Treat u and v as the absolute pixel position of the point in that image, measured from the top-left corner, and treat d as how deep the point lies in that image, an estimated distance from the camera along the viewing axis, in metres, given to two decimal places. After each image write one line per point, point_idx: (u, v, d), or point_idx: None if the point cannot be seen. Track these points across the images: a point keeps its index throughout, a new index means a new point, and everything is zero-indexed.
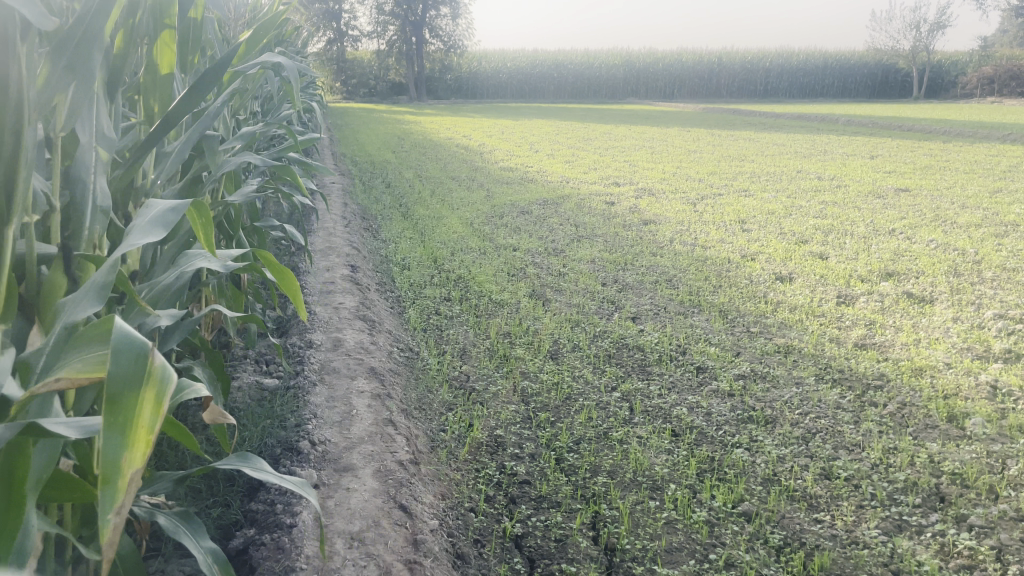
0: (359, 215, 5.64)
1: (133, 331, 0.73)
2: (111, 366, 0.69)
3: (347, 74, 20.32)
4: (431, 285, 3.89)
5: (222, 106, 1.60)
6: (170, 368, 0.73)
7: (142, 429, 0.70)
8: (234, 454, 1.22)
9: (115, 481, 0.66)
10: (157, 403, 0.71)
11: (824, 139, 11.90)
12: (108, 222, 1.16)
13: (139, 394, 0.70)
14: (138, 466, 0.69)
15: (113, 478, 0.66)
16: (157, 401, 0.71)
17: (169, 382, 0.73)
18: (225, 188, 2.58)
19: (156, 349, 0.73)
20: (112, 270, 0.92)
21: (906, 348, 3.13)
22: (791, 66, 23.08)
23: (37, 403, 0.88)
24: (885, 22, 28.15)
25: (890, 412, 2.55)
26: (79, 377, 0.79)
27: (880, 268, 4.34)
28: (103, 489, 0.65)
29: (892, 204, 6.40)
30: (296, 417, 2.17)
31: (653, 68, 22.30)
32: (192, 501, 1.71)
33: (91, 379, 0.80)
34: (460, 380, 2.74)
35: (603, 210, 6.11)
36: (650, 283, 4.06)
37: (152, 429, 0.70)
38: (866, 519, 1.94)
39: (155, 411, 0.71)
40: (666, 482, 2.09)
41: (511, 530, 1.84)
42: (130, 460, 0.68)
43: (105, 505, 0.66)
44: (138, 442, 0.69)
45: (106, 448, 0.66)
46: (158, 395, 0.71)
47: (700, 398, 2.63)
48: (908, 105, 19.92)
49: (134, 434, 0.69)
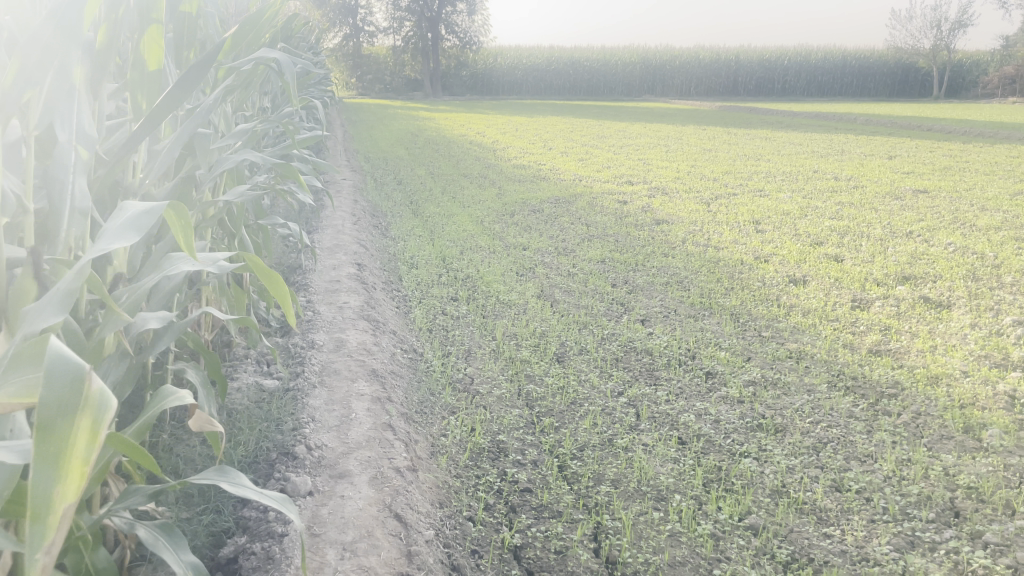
0: (368, 212, 5.61)
1: (69, 356, 0.67)
2: (42, 389, 0.63)
3: (362, 70, 20.42)
4: (438, 284, 3.85)
5: (217, 102, 1.56)
6: (111, 394, 0.67)
7: (77, 459, 0.62)
8: (213, 468, 1.19)
9: (44, 516, 0.59)
10: (93, 432, 0.64)
11: (842, 138, 11.77)
12: (86, 224, 1.12)
13: (73, 422, 0.63)
14: (72, 501, 0.61)
15: (42, 513, 0.59)
16: (93, 429, 0.64)
17: (109, 412, 0.66)
18: (226, 185, 2.55)
19: (95, 373, 0.67)
20: (76, 278, 0.87)
21: (922, 355, 3.06)
22: (810, 64, 22.85)
23: None
24: (906, 20, 27.80)
25: (903, 421, 2.48)
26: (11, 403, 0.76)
27: (896, 271, 4.26)
28: (29, 525, 0.58)
29: (910, 205, 6.29)
30: (293, 421, 2.14)
31: (669, 66, 22.13)
32: (186, 507, 1.68)
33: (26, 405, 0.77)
34: (463, 382, 2.69)
35: (615, 209, 6.05)
36: (660, 284, 4.00)
37: (87, 460, 0.63)
38: (878, 534, 1.88)
39: (92, 440, 0.64)
40: (670, 493, 2.03)
41: (509, 540, 1.79)
42: (62, 494, 0.60)
43: (35, 545, 0.58)
44: (73, 474, 0.62)
45: (35, 480, 0.58)
46: (94, 423, 0.64)
47: (708, 404, 2.57)
48: (927, 104, 19.64)
49: (67, 464, 0.61)
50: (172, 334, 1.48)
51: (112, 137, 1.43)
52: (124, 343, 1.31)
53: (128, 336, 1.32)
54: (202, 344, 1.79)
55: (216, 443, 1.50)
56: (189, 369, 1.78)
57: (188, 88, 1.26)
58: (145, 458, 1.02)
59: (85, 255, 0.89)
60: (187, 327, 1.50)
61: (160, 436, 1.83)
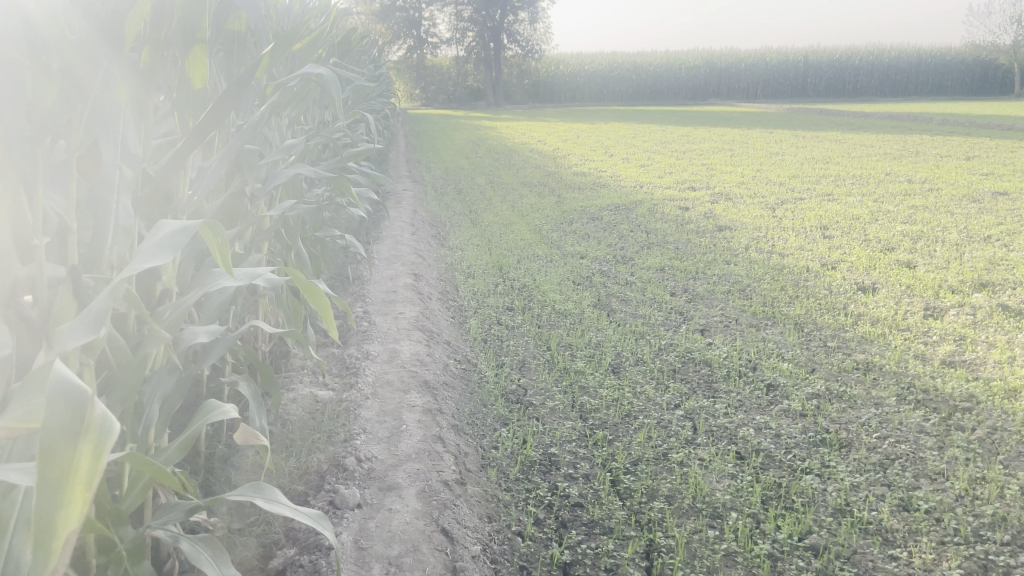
0: (428, 222, 5.66)
1: (74, 380, 0.68)
2: (45, 415, 0.63)
3: (425, 81, 20.78)
4: (494, 294, 3.84)
5: (262, 120, 1.59)
6: (113, 418, 0.67)
7: (79, 483, 0.62)
8: (249, 484, 1.20)
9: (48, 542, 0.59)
10: (95, 457, 0.64)
11: (915, 139, 11.37)
12: (129, 242, 1.17)
13: (73, 448, 0.63)
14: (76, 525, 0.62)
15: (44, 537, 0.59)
16: (95, 455, 0.64)
17: (111, 435, 0.67)
18: (282, 197, 2.58)
19: (98, 399, 0.67)
20: (107, 299, 0.89)
21: (1000, 366, 2.90)
22: (882, 63, 22.15)
23: (21, 443, 0.91)
24: (985, 15, 26.71)
25: (978, 436, 2.35)
26: (18, 426, 0.75)
27: (973, 278, 4.08)
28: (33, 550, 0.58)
29: (989, 208, 6.03)
30: (345, 432, 2.16)
31: (734, 69, 21.74)
32: (239, 516, 1.69)
33: (32, 429, 0.76)
34: (517, 394, 2.67)
35: (676, 216, 5.94)
36: (721, 293, 3.91)
37: (90, 484, 0.63)
38: (948, 558, 1.77)
39: (94, 466, 0.64)
40: (726, 510, 1.97)
41: (558, 557, 1.75)
42: (65, 518, 0.61)
43: (36, 570, 0.58)
44: (75, 498, 0.62)
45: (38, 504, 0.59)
46: (96, 448, 0.65)
47: (769, 418, 2.49)
48: (1009, 100, 18.75)
49: (70, 489, 0.62)
50: (221, 348, 1.49)
51: (160, 155, 1.46)
52: (172, 357, 1.32)
53: (176, 351, 1.33)
54: (255, 356, 1.79)
55: (266, 456, 1.50)
56: (242, 381, 1.79)
57: (228, 108, 1.28)
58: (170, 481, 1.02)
59: (119, 274, 0.91)
60: (235, 340, 1.51)
61: (215, 447, 1.86)
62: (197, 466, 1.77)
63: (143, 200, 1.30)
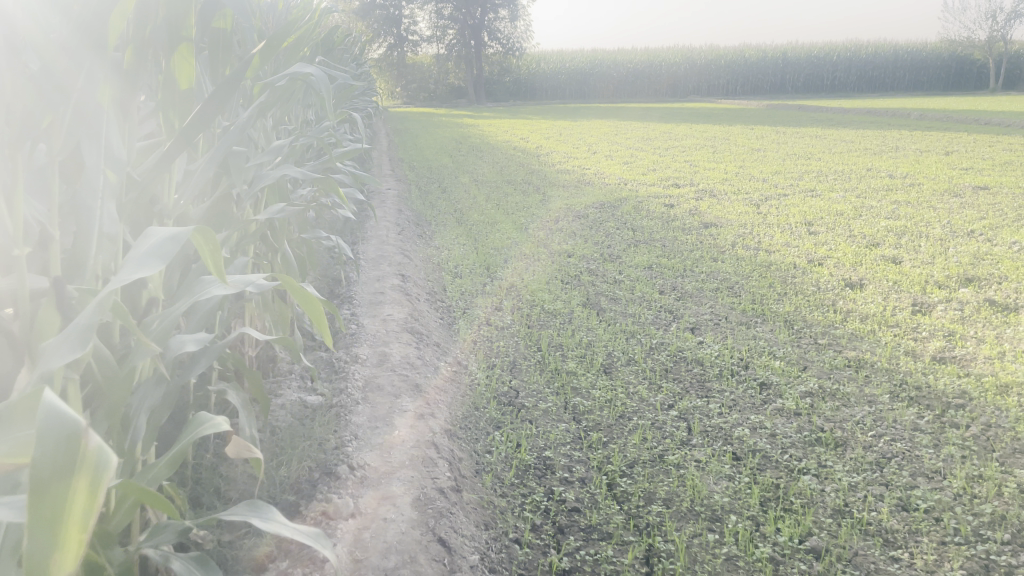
0: (412, 222, 5.61)
1: (65, 410, 0.64)
2: (36, 450, 0.59)
3: (406, 78, 20.68)
4: (482, 294, 3.80)
5: (248, 121, 1.53)
6: (108, 452, 0.64)
7: (75, 524, 0.59)
8: (244, 502, 1.16)
9: None
10: (90, 495, 0.61)
11: (895, 135, 11.42)
12: (114, 249, 1.15)
13: (70, 484, 0.60)
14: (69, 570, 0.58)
15: None
16: (91, 492, 0.61)
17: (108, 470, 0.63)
18: (268, 200, 2.52)
19: (90, 431, 0.64)
20: (93, 313, 0.84)
21: (990, 362, 2.90)
22: (860, 59, 22.27)
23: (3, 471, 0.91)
24: (960, 11, 27.02)
25: (972, 434, 2.35)
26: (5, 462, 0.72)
27: (959, 273, 4.10)
28: None
29: (970, 203, 6.06)
30: (336, 439, 2.12)
31: (714, 66, 21.76)
32: (227, 530, 1.65)
33: None
34: (508, 397, 2.63)
35: (662, 214, 5.92)
36: (710, 291, 3.89)
37: (86, 524, 0.60)
38: (949, 558, 1.76)
39: (90, 503, 0.60)
40: (725, 513, 1.94)
41: (557, 564, 1.72)
42: (60, 561, 0.57)
43: None
44: (70, 540, 0.58)
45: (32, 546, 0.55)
46: (92, 484, 0.61)
47: (764, 417, 2.47)
48: (981, 97, 18.94)
49: (65, 530, 0.58)
50: (208, 358, 1.44)
51: (145, 159, 1.42)
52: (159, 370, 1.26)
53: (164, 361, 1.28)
54: (244, 364, 1.74)
55: (258, 468, 1.46)
56: (230, 390, 1.73)
57: (213, 111, 1.23)
58: (160, 505, 0.98)
59: (106, 285, 0.86)
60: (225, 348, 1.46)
61: (203, 458, 1.82)
62: (184, 476, 1.72)
63: (127, 206, 1.25)
